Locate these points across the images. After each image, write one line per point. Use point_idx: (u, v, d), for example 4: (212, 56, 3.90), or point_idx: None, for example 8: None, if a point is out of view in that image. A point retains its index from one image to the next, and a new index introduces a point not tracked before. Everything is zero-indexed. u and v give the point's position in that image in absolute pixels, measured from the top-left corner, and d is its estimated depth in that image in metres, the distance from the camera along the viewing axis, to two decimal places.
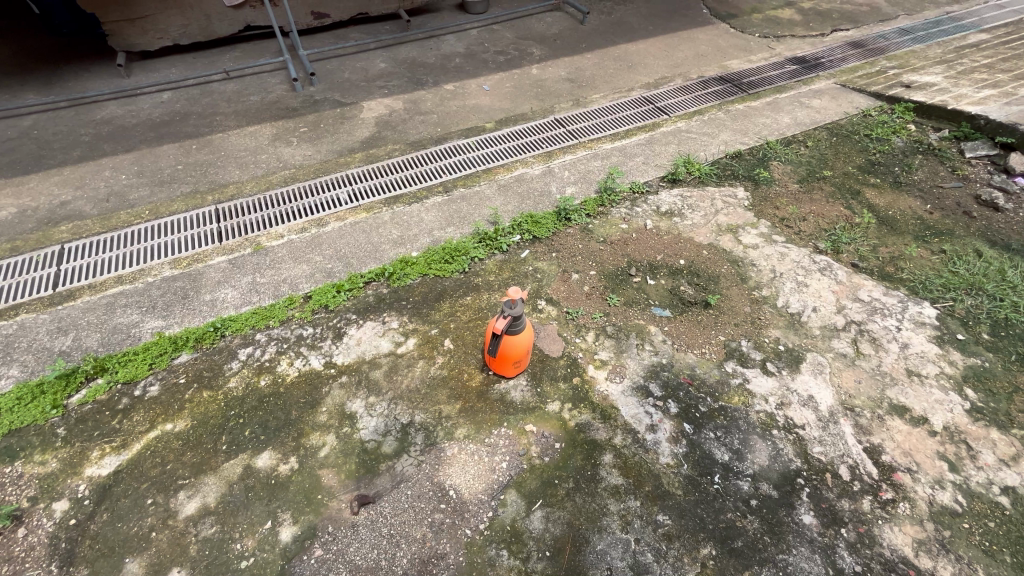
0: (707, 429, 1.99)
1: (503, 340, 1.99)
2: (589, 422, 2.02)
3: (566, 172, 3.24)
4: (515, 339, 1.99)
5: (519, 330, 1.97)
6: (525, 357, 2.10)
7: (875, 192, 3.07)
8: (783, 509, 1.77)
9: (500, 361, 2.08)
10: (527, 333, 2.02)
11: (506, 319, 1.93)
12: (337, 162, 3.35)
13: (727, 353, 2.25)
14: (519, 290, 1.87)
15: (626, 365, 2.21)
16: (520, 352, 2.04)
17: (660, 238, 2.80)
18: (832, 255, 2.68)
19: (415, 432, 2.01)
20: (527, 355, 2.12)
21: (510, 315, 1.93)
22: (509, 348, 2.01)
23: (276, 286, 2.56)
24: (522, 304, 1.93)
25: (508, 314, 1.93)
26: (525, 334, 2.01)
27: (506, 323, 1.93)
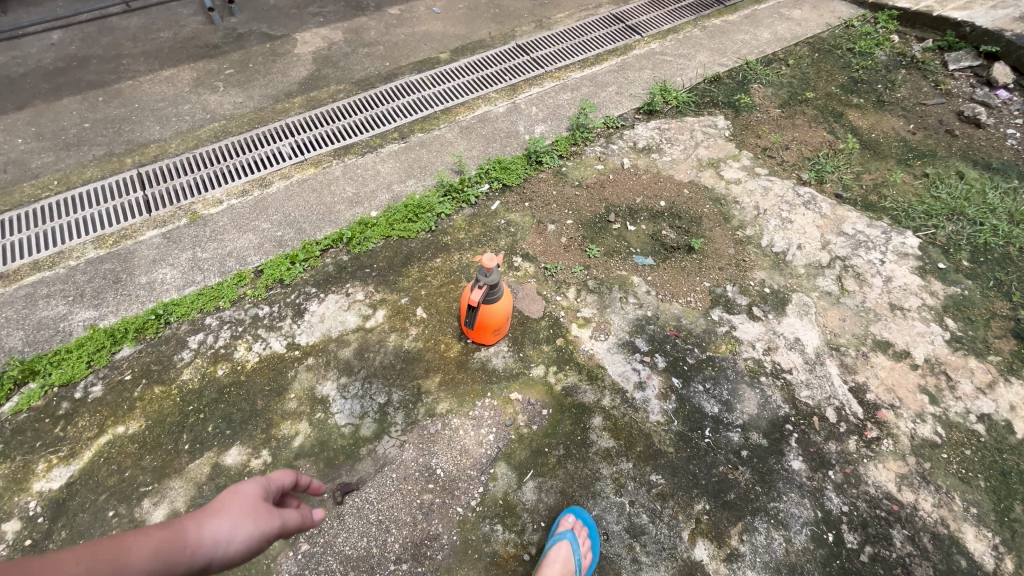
0: (696, 381, 1.94)
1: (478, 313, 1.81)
2: (576, 384, 1.94)
3: (533, 108, 2.94)
4: (491, 309, 1.83)
5: (496, 299, 1.80)
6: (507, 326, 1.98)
7: (858, 113, 2.92)
8: (773, 457, 1.76)
9: (476, 332, 1.93)
10: (506, 301, 1.87)
11: (485, 292, 1.74)
12: (274, 109, 2.96)
13: (713, 301, 2.17)
14: (496, 256, 1.70)
15: (610, 321, 2.11)
16: (505, 321, 1.92)
17: (639, 179, 2.61)
18: (815, 186, 2.57)
19: (394, 411, 1.90)
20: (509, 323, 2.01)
21: (489, 286, 1.74)
22: (486, 319, 1.86)
23: (222, 261, 2.31)
24: (499, 271, 1.73)
25: (486, 284, 1.74)
26: (505, 302, 1.86)
27: (483, 294, 1.74)
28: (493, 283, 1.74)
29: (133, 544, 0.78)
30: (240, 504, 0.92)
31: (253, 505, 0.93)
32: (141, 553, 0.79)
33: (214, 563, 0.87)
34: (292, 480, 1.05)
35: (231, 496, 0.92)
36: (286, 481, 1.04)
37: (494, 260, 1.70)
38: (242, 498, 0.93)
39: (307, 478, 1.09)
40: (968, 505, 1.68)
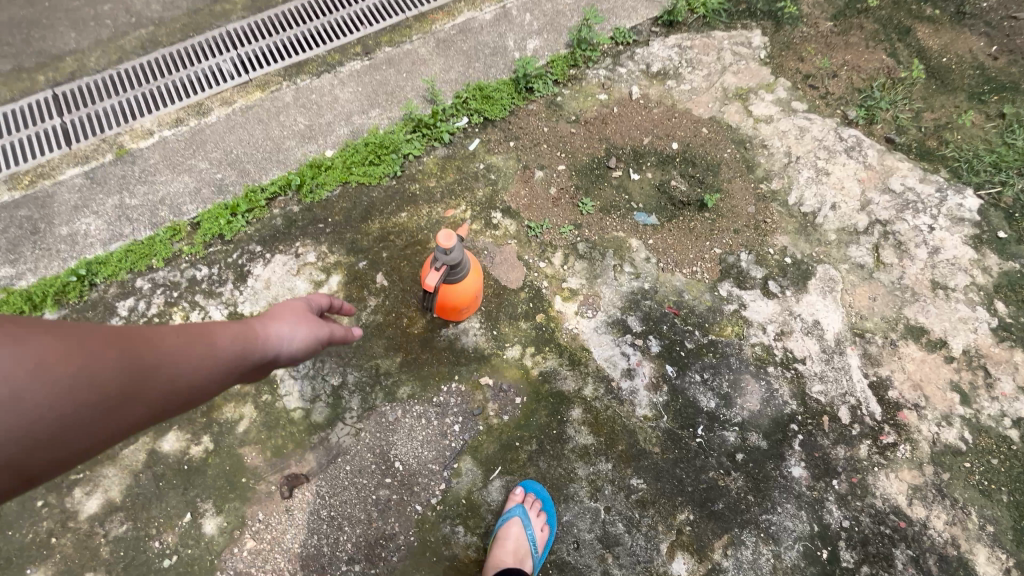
0: (693, 370, 1.69)
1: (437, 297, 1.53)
2: (555, 369, 1.70)
3: (529, 15, 2.35)
4: (454, 289, 1.55)
5: (460, 279, 1.52)
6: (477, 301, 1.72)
7: (931, 29, 2.35)
8: (771, 462, 1.56)
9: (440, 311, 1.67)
10: (472, 278, 1.58)
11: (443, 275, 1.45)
12: (212, 11, 2.36)
13: (723, 272, 1.86)
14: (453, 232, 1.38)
15: (600, 294, 1.82)
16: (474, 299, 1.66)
17: (648, 115, 2.16)
18: (862, 127, 2.12)
19: (349, 395, 1.69)
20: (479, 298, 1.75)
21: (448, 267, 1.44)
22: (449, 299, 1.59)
23: (153, 209, 1.99)
24: (459, 252, 1.42)
25: (444, 265, 1.44)
26: (470, 280, 1.57)
27: (441, 278, 1.46)
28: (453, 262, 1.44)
29: (218, 331, 1.01)
30: (288, 317, 1.17)
31: (300, 314, 1.19)
32: (225, 336, 1.02)
33: (279, 354, 1.11)
34: (327, 302, 1.33)
35: (283, 307, 1.18)
36: (323, 302, 1.31)
37: (451, 236, 1.39)
38: (293, 308, 1.19)
39: (339, 301, 1.37)
40: (984, 522, 1.50)
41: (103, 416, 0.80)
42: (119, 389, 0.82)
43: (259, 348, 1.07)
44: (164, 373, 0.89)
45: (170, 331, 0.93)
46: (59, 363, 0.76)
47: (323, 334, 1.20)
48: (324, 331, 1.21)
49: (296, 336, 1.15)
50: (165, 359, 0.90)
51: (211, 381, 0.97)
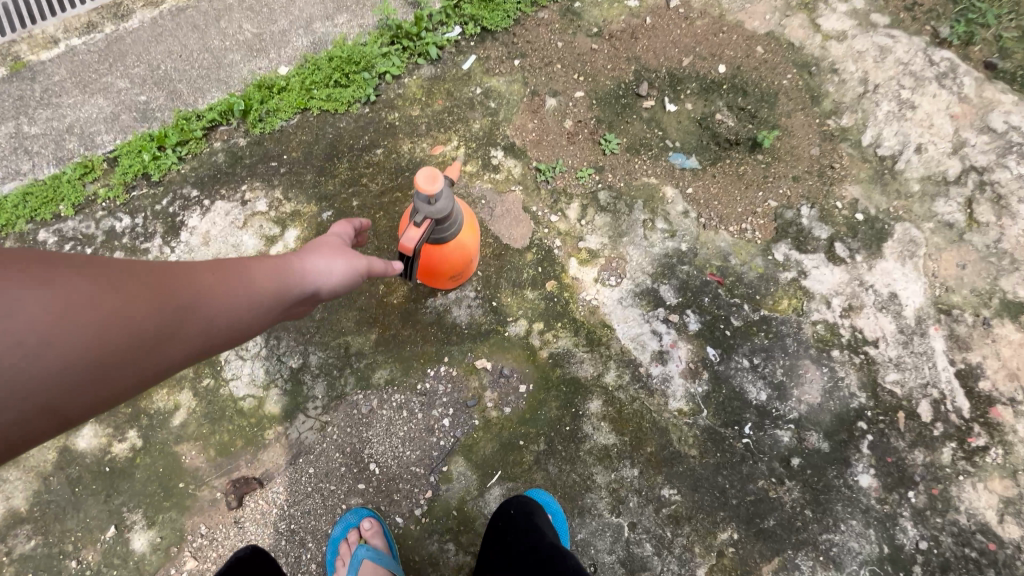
0: (740, 354, 1.36)
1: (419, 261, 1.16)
2: (569, 351, 1.37)
3: None
4: (440, 250, 1.18)
5: (449, 239, 1.15)
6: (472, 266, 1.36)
7: None
8: (834, 469, 1.27)
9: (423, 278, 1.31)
10: (465, 237, 1.20)
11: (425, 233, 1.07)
12: None
13: (779, 231, 1.49)
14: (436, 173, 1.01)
15: (626, 257, 1.46)
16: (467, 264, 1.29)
17: (689, 29, 1.71)
18: (958, 49, 1.68)
19: (312, 380, 1.36)
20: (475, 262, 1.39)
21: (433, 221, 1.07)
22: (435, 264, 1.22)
23: (59, 140, 1.56)
24: (445, 202, 1.05)
25: (427, 219, 1.06)
26: (463, 240, 1.20)
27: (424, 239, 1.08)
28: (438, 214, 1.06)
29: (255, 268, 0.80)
30: (322, 248, 0.94)
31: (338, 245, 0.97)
32: (260, 273, 0.80)
33: (320, 290, 0.89)
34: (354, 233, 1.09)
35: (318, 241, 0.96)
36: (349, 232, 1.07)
37: (435, 179, 1.02)
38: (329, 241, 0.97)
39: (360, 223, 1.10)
40: None
41: (143, 363, 0.62)
42: (154, 333, 0.63)
43: (297, 283, 0.85)
44: (199, 316, 0.69)
45: (201, 266, 0.72)
46: (83, 300, 0.58)
47: (364, 265, 0.97)
48: (366, 262, 0.97)
49: (335, 271, 0.92)
50: (204, 298, 0.70)
51: (254, 324, 0.78)
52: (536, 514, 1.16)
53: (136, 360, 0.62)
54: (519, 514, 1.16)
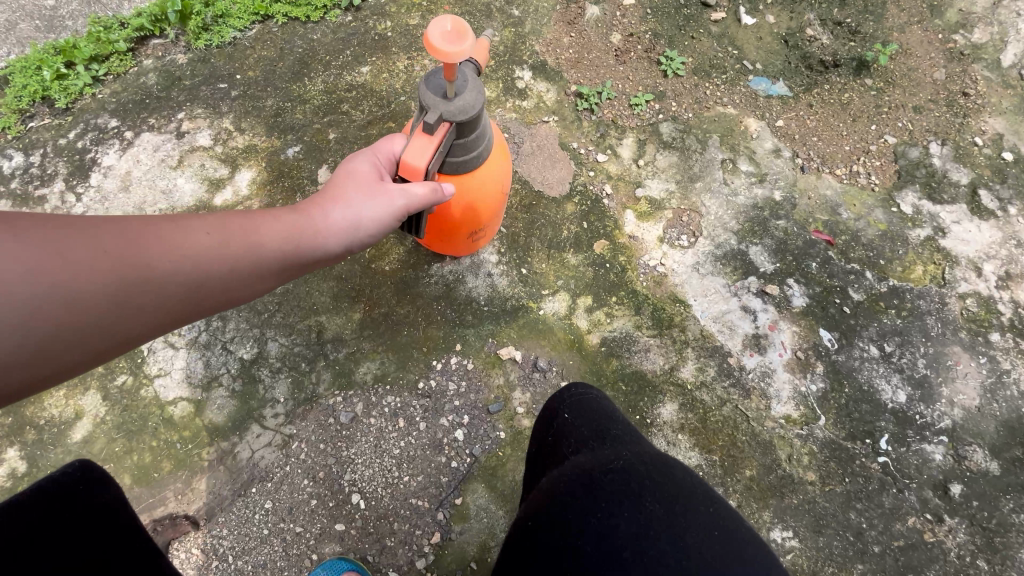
0: (865, 340, 0.98)
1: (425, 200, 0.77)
2: (630, 336, 0.99)
3: None
4: (460, 184, 0.79)
5: (472, 165, 0.77)
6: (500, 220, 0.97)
7: None
8: (1009, 500, 0.90)
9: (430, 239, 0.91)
10: (495, 163, 0.82)
11: (438, 144, 0.69)
12: None
13: (903, 175, 1.11)
14: (467, 24, 0.62)
15: (701, 209, 1.07)
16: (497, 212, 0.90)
17: None
18: None
19: (271, 378, 0.97)
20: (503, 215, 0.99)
21: (450, 126, 0.69)
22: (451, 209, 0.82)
23: None
24: (472, 89, 0.69)
25: (442, 122, 0.68)
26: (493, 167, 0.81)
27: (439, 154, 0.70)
28: (459, 112, 0.69)
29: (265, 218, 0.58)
30: (356, 176, 0.67)
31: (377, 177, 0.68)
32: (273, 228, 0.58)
33: (349, 246, 0.66)
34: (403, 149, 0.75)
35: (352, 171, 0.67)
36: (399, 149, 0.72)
37: (464, 35, 0.62)
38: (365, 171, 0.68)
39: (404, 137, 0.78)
40: None
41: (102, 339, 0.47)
42: (110, 307, 0.47)
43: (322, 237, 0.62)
44: (173, 285, 0.50)
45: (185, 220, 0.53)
46: (11, 264, 0.42)
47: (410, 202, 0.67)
48: (412, 200, 0.67)
49: (370, 215, 0.65)
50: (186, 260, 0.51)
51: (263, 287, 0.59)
52: (620, 423, 0.68)
53: (91, 342, 0.47)
54: (585, 417, 0.68)
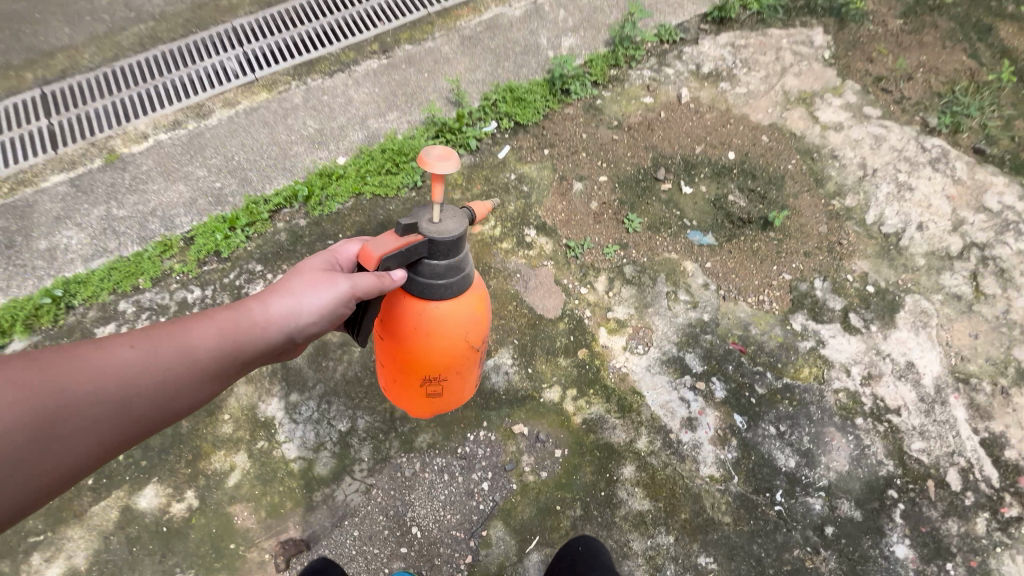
0: (766, 421, 1.42)
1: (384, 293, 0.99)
2: (602, 417, 1.44)
3: (561, 11, 2.17)
4: (417, 306, 1.03)
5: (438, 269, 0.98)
6: (465, 370, 1.17)
7: (1013, 29, 2.12)
8: (868, 538, 1.29)
9: (398, 356, 1.12)
10: (459, 310, 1.04)
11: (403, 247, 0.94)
12: (218, 6, 2.24)
13: (795, 303, 1.60)
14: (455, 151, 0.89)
15: (652, 327, 1.56)
16: (452, 356, 1.10)
17: (699, 121, 1.92)
18: (947, 137, 1.87)
19: (359, 444, 1.44)
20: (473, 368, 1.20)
21: (423, 238, 0.94)
22: (406, 325, 1.05)
23: (143, 222, 1.76)
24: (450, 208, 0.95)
25: (416, 231, 0.94)
26: (451, 313, 1.04)
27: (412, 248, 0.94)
28: (428, 227, 0.95)
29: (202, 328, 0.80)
30: (302, 277, 0.90)
31: (315, 276, 0.91)
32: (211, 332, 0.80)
33: (294, 332, 0.88)
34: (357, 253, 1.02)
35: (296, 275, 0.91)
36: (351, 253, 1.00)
37: (450, 160, 0.89)
38: (306, 273, 0.91)
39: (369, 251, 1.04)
40: None
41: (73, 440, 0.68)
42: (72, 414, 0.68)
43: (257, 335, 0.84)
44: (122, 390, 0.72)
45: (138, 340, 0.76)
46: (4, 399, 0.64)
47: (354, 287, 0.90)
48: (357, 284, 0.90)
49: (316, 302, 0.88)
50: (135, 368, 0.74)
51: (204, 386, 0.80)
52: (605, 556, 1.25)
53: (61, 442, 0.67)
54: (591, 552, 1.25)
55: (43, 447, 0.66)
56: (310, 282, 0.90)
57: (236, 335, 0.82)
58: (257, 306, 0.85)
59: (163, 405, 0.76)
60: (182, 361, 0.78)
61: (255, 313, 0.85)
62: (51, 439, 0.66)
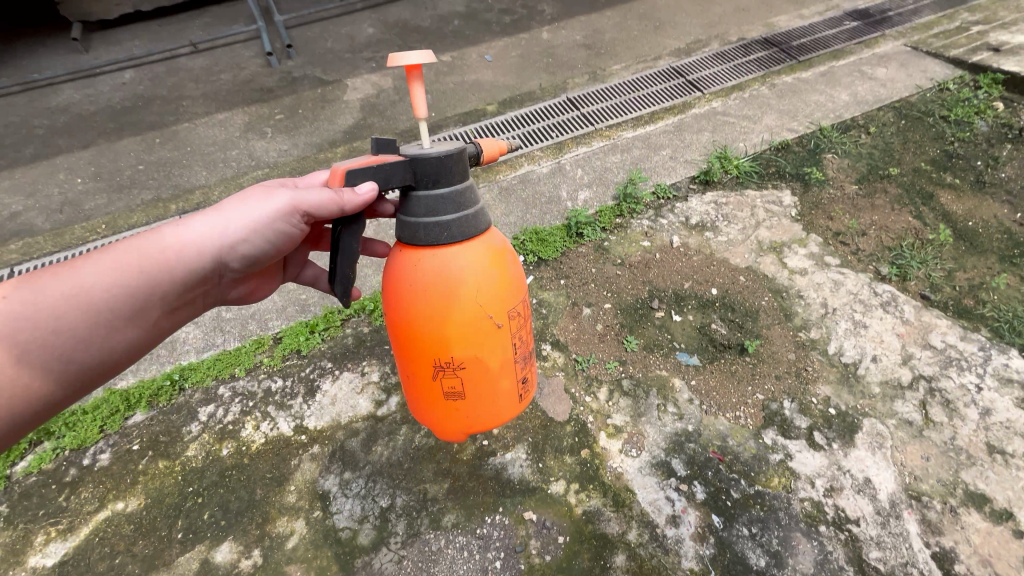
0: (740, 523, 1.67)
1: (354, 209, 1.27)
2: (599, 509, 1.72)
3: (579, 170, 2.77)
4: (431, 252, 1.28)
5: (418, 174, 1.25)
6: (473, 347, 1.32)
7: (952, 196, 2.59)
8: None
9: (421, 311, 1.29)
10: (462, 249, 1.28)
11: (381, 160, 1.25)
12: (317, 158, 2.95)
13: (766, 419, 1.90)
14: (430, 50, 1.13)
15: (644, 433, 1.88)
16: (459, 318, 1.28)
17: (688, 262, 2.37)
18: (896, 283, 2.25)
19: (396, 519, 1.74)
20: (484, 352, 1.34)
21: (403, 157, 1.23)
22: (418, 275, 1.28)
23: (243, 323, 2.26)
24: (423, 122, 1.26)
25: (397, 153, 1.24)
26: (460, 259, 1.27)
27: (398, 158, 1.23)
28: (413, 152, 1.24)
29: (140, 249, 1.24)
30: (220, 210, 1.33)
31: (224, 208, 1.34)
32: (146, 252, 1.24)
33: (222, 245, 1.32)
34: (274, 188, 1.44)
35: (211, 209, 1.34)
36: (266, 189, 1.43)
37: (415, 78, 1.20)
38: (220, 207, 1.34)
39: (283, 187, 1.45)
40: None
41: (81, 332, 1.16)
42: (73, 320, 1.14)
43: (184, 250, 1.28)
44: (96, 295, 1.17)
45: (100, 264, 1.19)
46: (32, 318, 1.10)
47: (294, 198, 1.31)
48: (269, 206, 1.33)
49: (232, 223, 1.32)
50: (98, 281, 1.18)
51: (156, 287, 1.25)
52: None
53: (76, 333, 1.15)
54: None
55: (65, 333, 1.13)
56: (249, 202, 1.35)
57: (169, 256, 1.26)
58: (180, 230, 1.28)
59: (135, 300, 1.22)
60: (122, 285, 1.20)
61: (176, 237, 1.27)
62: (65, 330, 1.13)
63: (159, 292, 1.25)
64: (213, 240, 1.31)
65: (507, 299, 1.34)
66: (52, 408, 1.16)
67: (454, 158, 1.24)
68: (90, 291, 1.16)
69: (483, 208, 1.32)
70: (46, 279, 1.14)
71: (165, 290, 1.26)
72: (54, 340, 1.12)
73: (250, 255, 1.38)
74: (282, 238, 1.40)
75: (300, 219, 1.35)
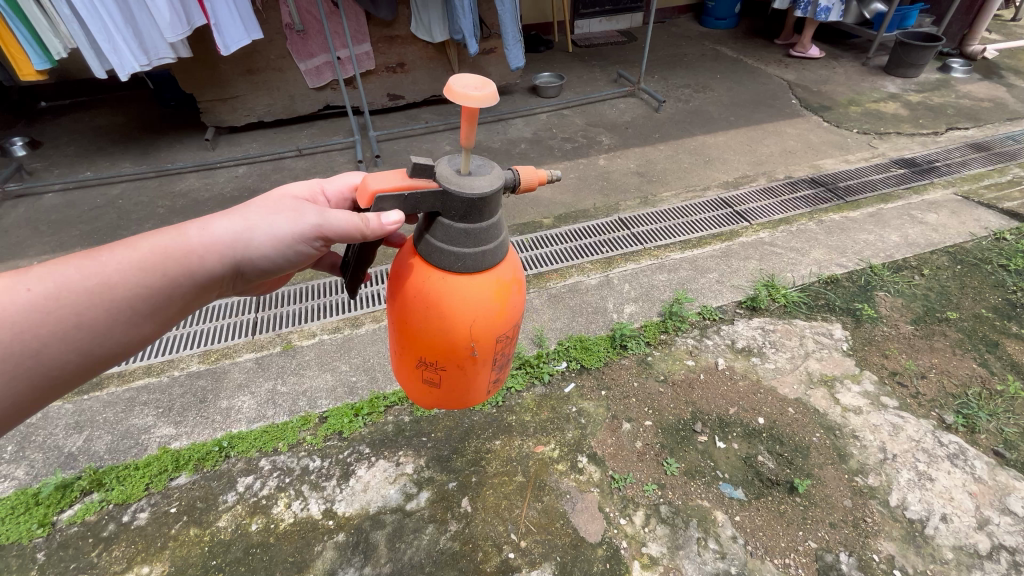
0: None
1: (377, 236, 1.23)
2: None
3: (626, 285, 2.90)
4: (436, 277, 1.21)
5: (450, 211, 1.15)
6: (457, 365, 1.33)
7: (1018, 346, 2.51)
8: None
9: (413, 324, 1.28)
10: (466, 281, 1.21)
11: (414, 185, 1.13)
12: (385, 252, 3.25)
13: (820, 572, 1.73)
14: (495, 92, 0.98)
15: (682, 569, 1.75)
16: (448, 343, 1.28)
17: (733, 386, 2.33)
18: (964, 434, 2.13)
19: None
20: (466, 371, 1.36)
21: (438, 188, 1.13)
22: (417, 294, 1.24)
23: (294, 399, 2.37)
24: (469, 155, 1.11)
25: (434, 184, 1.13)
26: (464, 291, 1.22)
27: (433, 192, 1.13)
28: (451, 180, 1.12)
29: (154, 247, 1.14)
30: (238, 213, 1.24)
31: (240, 213, 1.24)
32: (165, 254, 1.15)
33: (241, 256, 1.23)
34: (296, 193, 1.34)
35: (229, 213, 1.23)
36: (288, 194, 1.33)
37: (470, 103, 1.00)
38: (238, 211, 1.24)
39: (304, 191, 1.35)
40: None
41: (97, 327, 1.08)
42: (88, 315, 1.06)
43: (203, 256, 1.18)
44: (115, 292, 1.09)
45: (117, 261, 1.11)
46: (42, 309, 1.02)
47: (321, 220, 1.22)
48: (289, 226, 1.24)
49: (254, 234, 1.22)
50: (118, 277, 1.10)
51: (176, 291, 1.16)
52: None
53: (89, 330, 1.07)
54: None
55: (78, 329, 1.06)
56: (277, 213, 1.25)
57: (189, 258, 1.17)
58: (200, 232, 1.19)
59: (153, 300, 1.14)
60: (144, 287, 1.12)
61: (195, 239, 1.18)
62: (81, 324, 1.06)
63: (179, 294, 1.18)
64: (235, 246, 1.21)
65: (501, 328, 1.31)
66: (53, 399, 1.09)
67: (488, 199, 1.12)
68: (110, 289, 1.08)
69: (501, 242, 1.22)
70: (69, 269, 1.06)
71: (184, 291, 1.19)
72: (71, 334, 1.05)
73: (268, 267, 1.28)
74: (304, 257, 1.31)
75: (323, 241, 1.27)
